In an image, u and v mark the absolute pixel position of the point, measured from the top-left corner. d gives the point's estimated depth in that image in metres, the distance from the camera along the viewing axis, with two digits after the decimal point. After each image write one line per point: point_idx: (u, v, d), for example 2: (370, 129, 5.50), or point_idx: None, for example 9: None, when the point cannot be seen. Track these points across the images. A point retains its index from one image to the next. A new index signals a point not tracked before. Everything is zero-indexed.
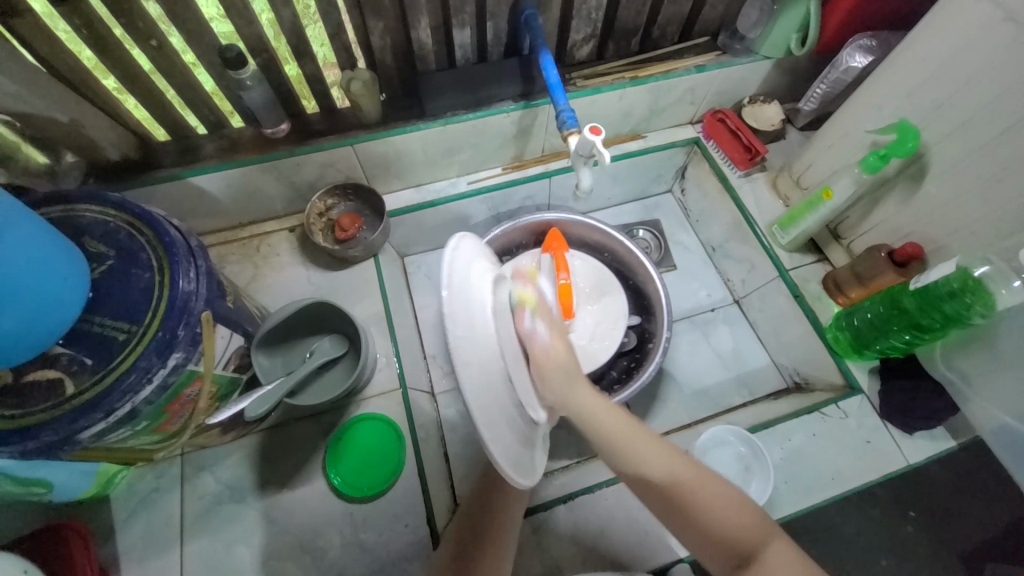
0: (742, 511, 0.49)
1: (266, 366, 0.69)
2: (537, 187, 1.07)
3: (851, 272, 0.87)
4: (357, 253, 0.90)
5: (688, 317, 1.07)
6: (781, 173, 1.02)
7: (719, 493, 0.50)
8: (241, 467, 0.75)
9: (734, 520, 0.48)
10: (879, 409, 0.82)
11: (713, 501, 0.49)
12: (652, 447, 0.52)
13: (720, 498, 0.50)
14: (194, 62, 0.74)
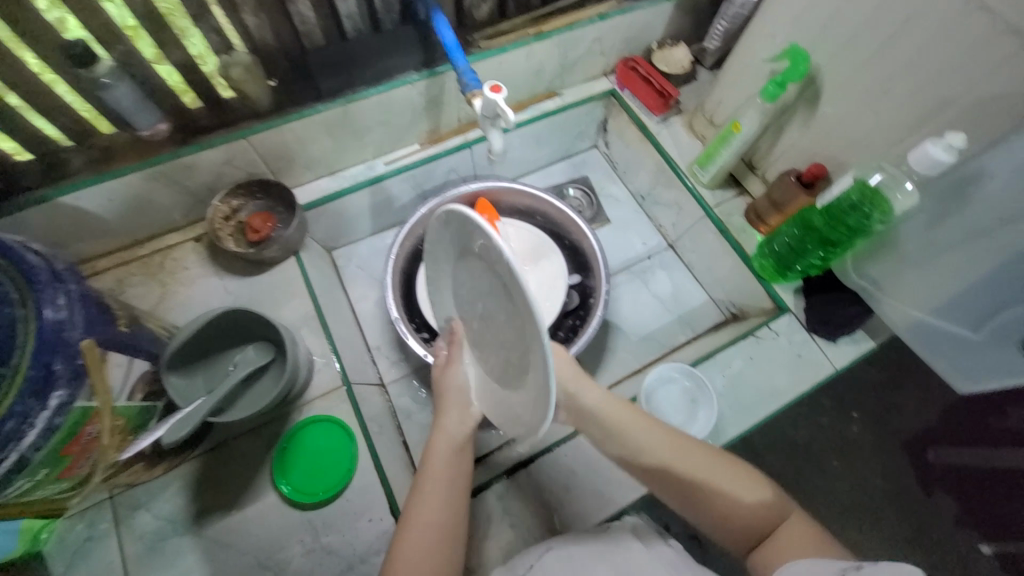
0: (753, 493, 0.58)
1: (183, 386, 0.65)
2: (460, 159, 1.03)
3: (767, 201, 0.90)
4: (274, 253, 0.84)
5: (627, 268, 1.09)
6: (696, 114, 1.03)
7: (732, 477, 0.58)
8: (182, 497, 0.70)
9: (745, 495, 0.57)
10: (806, 323, 0.86)
11: (733, 491, 0.57)
12: (662, 436, 0.61)
13: (732, 480, 0.58)
14: (50, 75, 0.65)
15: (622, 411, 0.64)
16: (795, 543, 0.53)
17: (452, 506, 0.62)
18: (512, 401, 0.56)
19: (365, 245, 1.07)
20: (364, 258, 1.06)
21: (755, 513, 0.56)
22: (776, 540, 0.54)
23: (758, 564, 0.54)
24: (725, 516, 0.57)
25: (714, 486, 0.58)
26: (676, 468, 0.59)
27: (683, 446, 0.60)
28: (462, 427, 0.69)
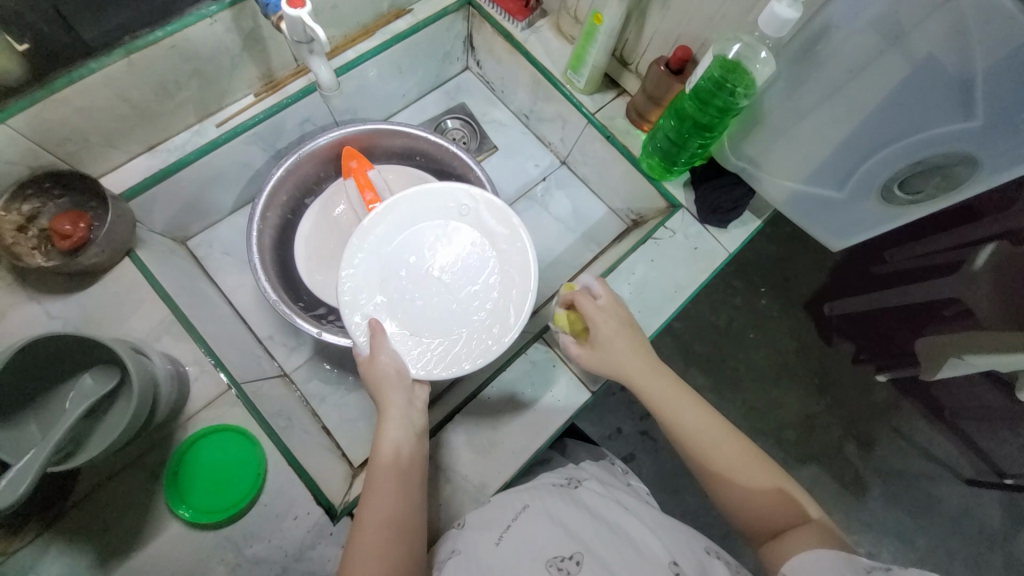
0: (778, 494, 0.58)
1: (2, 440, 0.54)
2: (312, 107, 0.88)
3: (644, 97, 0.87)
4: (98, 258, 0.69)
5: (525, 195, 1.04)
6: (561, 13, 0.95)
7: (756, 474, 0.59)
8: (66, 553, 0.61)
9: (767, 495, 0.58)
10: (697, 215, 0.88)
11: (758, 483, 0.59)
12: (705, 426, 0.63)
13: (755, 475, 0.59)
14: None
15: (670, 389, 0.66)
16: (813, 534, 0.53)
17: (408, 506, 0.59)
18: (509, 317, 0.67)
19: (227, 226, 0.93)
20: (230, 241, 0.92)
21: (776, 504, 0.57)
22: (789, 534, 0.54)
23: (768, 553, 0.54)
24: (745, 501, 0.58)
25: (739, 473, 0.59)
26: (709, 456, 0.61)
27: (723, 435, 0.62)
28: (411, 421, 0.65)
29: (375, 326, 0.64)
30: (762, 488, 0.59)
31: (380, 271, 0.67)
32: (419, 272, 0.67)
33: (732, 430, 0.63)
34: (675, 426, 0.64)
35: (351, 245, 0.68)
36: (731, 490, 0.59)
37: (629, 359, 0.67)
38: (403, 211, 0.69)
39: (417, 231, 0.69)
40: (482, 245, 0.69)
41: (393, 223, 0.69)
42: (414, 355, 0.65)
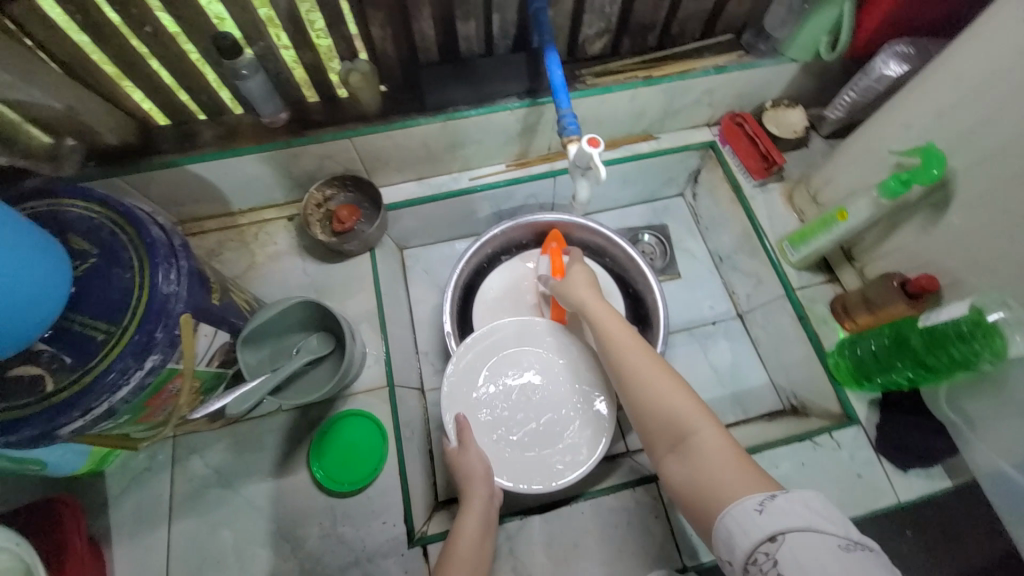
0: (692, 405, 0.58)
1: (253, 363, 0.70)
2: (541, 187, 1.03)
3: (860, 298, 0.84)
4: (353, 247, 0.90)
5: (688, 329, 1.04)
6: (799, 186, 0.98)
7: (670, 387, 0.60)
8: (228, 452, 0.77)
9: (677, 404, 0.58)
10: (874, 443, 0.79)
11: (672, 396, 0.59)
12: (632, 348, 0.66)
13: (667, 389, 0.60)
14: (176, 30, 0.70)
15: (609, 323, 0.70)
16: (719, 459, 0.53)
17: (480, 561, 0.66)
18: (582, 451, 0.78)
19: (434, 249, 1.10)
20: (431, 262, 1.09)
21: (684, 413, 0.58)
22: (690, 449, 0.55)
23: (678, 474, 0.55)
24: (662, 428, 0.58)
25: (660, 397, 0.60)
26: (629, 371, 0.64)
27: (647, 362, 0.63)
28: (489, 516, 0.70)
29: (463, 425, 0.77)
30: (680, 410, 0.58)
31: (486, 371, 0.83)
32: (516, 383, 0.82)
33: (656, 357, 0.64)
34: (615, 364, 0.66)
35: (475, 349, 0.83)
36: (652, 416, 0.60)
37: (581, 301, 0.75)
38: (513, 332, 0.85)
39: (530, 354, 0.84)
40: (570, 378, 0.82)
41: (507, 339, 0.85)
42: (495, 449, 0.78)
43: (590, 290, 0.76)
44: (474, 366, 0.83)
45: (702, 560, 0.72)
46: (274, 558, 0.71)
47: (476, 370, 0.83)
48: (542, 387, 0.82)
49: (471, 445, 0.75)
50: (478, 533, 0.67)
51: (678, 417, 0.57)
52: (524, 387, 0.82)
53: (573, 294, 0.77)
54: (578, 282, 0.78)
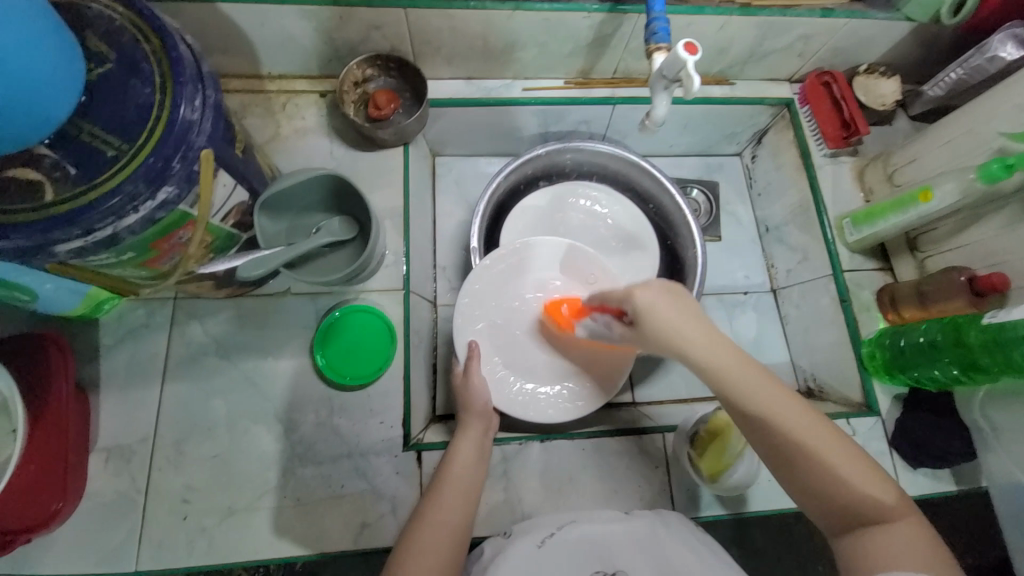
0: (869, 483, 0.48)
1: (268, 230, 0.66)
2: (597, 113, 0.94)
3: (913, 290, 0.79)
4: (387, 136, 0.81)
5: (718, 294, 1.00)
6: (873, 162, 0.90)
7: (845, 466, 0.48)
8: (230, 324, 0.74)
9: (858, 490, 0.48)
10: (890, 436, 0.77)
11: (847, 478, 0.48)
12: (791, 419, 0.49)
13: (844, 470, 0.48)
14: None
15: (752, 372, 0.49)
16: (913, 547, 0.46)
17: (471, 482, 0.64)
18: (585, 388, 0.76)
19: (468, 162, 1.02)
20: (463, 174, 1.02)
21: (863, 499, 0.48)
22: (874, 536, 0.47)
23: (850, 553, 0.48)
24: (838, 506, 0.48)
25: (842, 474, 0.48)
26: (793, 453, 0.49)
27: (815, 434, 0.48)
28: (484, 445, 0.68)
29: (475, 348, 0.74)
30: (865, 489, 0.48)
31: (502, 294, 0.79)
32: (531, 312, 0.79)
33: (821, 415, 0.50)
34: (762, 426, 0.49)
35: (495, 267, 0.79)
36: (824, 495, 0.49)
37: (691, 340, 0.49)
38: (538, 257, 0.80)
39: (551, 279, 0.80)
40: None
41: (530, 264, 0.80)
42: (499, 373, 0.75)
43: (707, 320, 0.51)
44: (491, 286, 0.78)
45: (694, 515, 0.72)
46: (266, 436, 0.70)
47: (492, 290, 0.78)
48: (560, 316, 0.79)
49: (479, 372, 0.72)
50: (474, 457, 0.65)
51: (864, 500, 0.48)
52: (539, 316, 0.79)
53: (668, 329, 0.50)
54: (677, 311, 0.51)
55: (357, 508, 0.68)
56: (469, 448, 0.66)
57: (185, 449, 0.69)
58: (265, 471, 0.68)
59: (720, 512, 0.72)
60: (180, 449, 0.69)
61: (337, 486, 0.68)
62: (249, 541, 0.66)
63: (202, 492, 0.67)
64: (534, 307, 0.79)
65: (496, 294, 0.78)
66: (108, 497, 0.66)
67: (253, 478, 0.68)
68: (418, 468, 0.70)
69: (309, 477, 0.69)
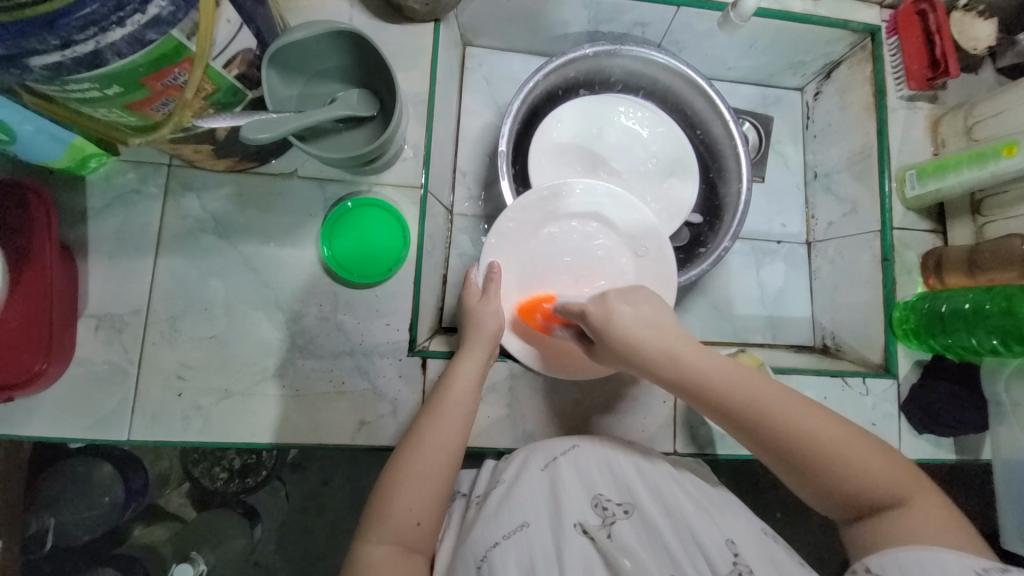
0: (873, 458, 0.49)
1: (277, 93, 0.58)
2: (657, 15, 0.82)
3: (965, 255, 0.73)
4: (416, 5, 0.69)
5: (750, 240, 0.94)
6: (953, 112, 0.81)
7: (843, 450, 0.49)
8: (230, 202, 0.67)
9: (865, 469, 0.49)
10: (903, 400, 0.75)
11: (851, 460, 0.49)
12: (778, 411, 0.51)
13: (845, 456, 0.49)
14: None
15: (722, 368, 0.52)
16: (930, 520, 0.47)
17: (466, 412, 0.61)
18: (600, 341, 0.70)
19: (502, 59, 0.91)
20: (494, 72, 0.91)
21: (873, 481, 0.48)
22: (890, 516, 0.48)
23: (864, 537, 0.49)
24: (852, 496, 0.49)
25: (847, 463, 0.49)
26: (794, 453, 0.50)
27: (806, 422, 0.50)
28: (485, 369, 0.65)
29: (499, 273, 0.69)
30: (871, 467, 0.49)
31: (535, 223, 0.72)
32: (559, 248, 0.72)
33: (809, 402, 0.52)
34: (755, 429, 0.51)
35: (541, 187, 0.73)
36: (836, 486, 0.49)
37: (665, 351, 0.53)
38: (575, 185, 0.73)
39: (590, 201, 0.73)
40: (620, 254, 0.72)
41: (563, 188, 0.73)
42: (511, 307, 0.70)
43: (673, 323, 0.55)
44: (523, 209, 0.72)
45: (702, 452, 0.71)
46: (266, 323, 0.66)
47: (526, 213, 0.72)
48: (596, 243, 0.73)
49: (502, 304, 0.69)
50: (478, 374, 0.63)
51: (877, 483, 0.48)
52: (567, 252, 0.72)
53: (646, 339, 0.54)
54: (646, 318, 0.55)
55: (356, 406, 0.66)
56: (469, 372, 0.63)
57: (180, 326, 0.65)
58: (265, 359, 0.66)
59: (733, 450, 0.71)
60: (175, 325, 0.65)
61: (338, 383, 0.66)
62: (247, 424, 0.64)
63: (199, 372, 0.65)
64: (562, 242, 0.72)
65: (527, 219, 0.72)
66: (100, 366, 0.64)
67: (252, 364, 0.65)
68: (422, 373, 0.67)
69: (308, 370, 0.66)
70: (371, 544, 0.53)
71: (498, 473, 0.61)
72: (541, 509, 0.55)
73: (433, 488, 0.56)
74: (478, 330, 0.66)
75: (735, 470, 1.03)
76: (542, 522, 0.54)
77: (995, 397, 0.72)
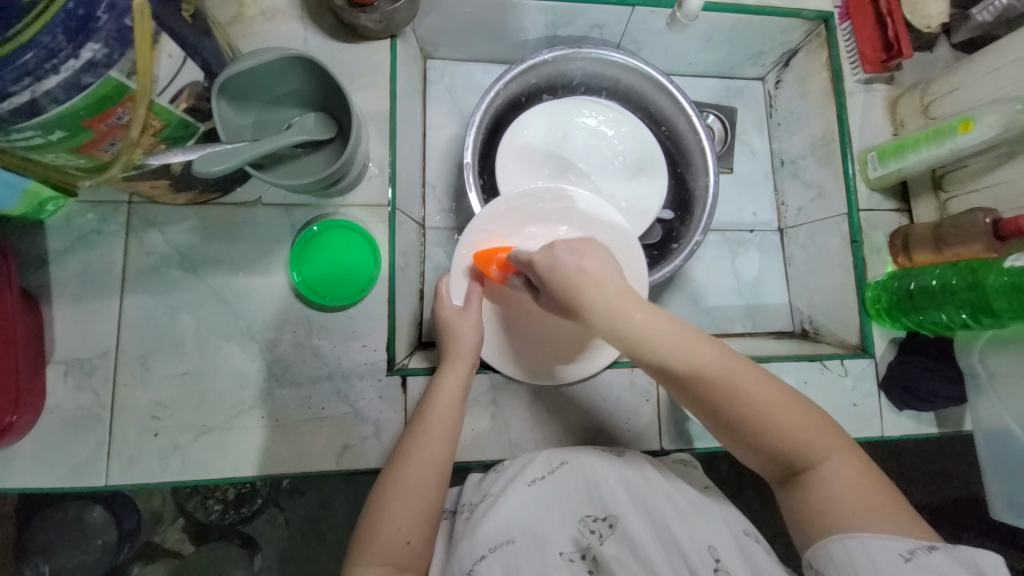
0: (798, 417, 0.50)
1: (233, 124, 0.57)
2: (613, 16, 0.82)
3: (930, 232, 0.75)
4: (370, 23, 0.68)
5: (723, 231, 0.95)
6: (909, 92, 0.83)
7: (767, 403, 0.49)
8: (194, 234, 0.66)
9: (795, 431, 0.49)
10: (881, 379, 0.76)
11: (778, 416, 0.49)
12: (710, 361, 0.49)
13: (772, 412, 0.49)
14: None
15: (660, 323, 0.49)
16: (850, 488, 0.47)
17: (445, 443, 0.59)
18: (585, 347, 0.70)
19: (464, 69, 0.91)
20: (457, 83, 0.90)
21: (802, 441, 0.49)
22: (807, 478, 0.49)
23: (791, 498, 0.50)
24: (776, 454, 0.50)
25: (773, 418, 0.49)
26: (722, 401, 0.49)
27: (734, 372, 0.50)
28: (469, 383, 0.65)
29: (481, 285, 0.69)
30: (794, 430, 0.49)
31: (504, 232, 0.72)
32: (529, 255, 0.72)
33: (741, 357, 0.51)
34: (687, 385, 0.50)
35: (511, 193, 0.72)
36: (761, 439, 0.50)
37: (601, 301, 0.48)
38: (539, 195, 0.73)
39: (557, 204, 0.73)
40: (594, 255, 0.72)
41: (528, 195, 0.73)
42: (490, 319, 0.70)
43: (616, 273, 0.50)
44: (488, 219, 0.71)
45: (687, 448, 0.71)
46: (240, 355, 0.65)
47: (493, 223, 0.72)
48: None
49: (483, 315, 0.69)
50: (460, 390, 0.62)
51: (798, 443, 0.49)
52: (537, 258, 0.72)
53: (577, 293, 0.49)
54: (582, 267, 0.49)
55: (338, 431, 0.65)
56: (447, 396, 0.62)
57: (152, 364, 0.64)
58: (241, 391, 0.65)
59: (717, 443, 0.72)
60: (146, 364, 0.64)
61: (318, 408, 0.65)
62: (226, 458, 0.63)
63: (174, 410, 0.64)
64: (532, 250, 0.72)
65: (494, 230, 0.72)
66: (72, 412, 0.63)
67: (228, 397, 0.64)
68: (403, 392, 0.66)
69: (287, 398, 0.65)
70: (360, 568, 0.52)
71: (485, 487, 0.61)
72: (525, 526, 0.55)
73: (419, 508, 0.55)
74: (453, 348, 0.66)
75: (729, 458, 1.04)
76: (529, 536, 0.54)
77: (971, 369, 0.73)
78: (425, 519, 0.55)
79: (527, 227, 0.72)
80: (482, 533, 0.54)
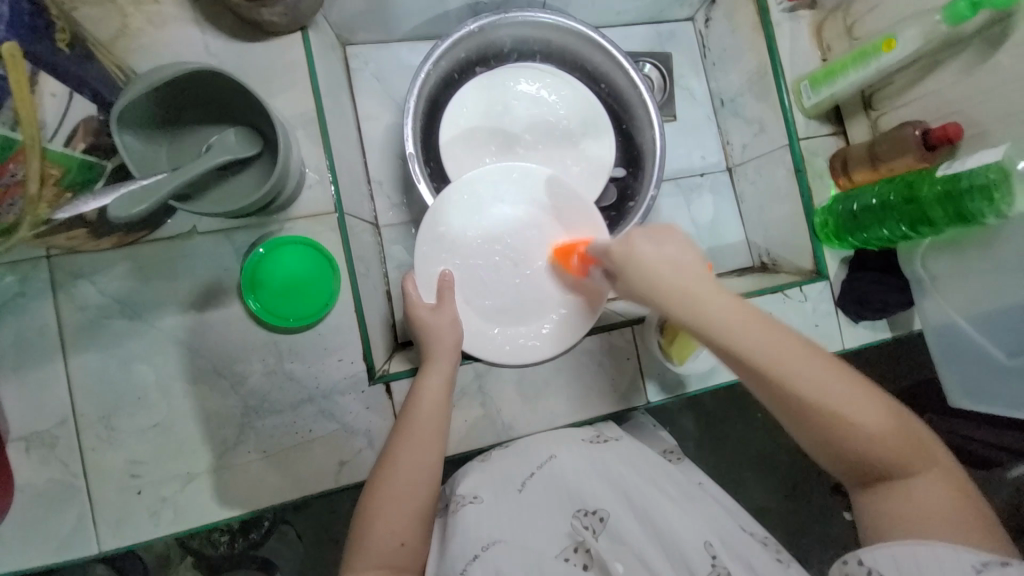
0: (893, 422, 0.46)
1: (145, 156, 0.52)
2: None
3: (865, 151, 0.78)
4: (275, 18, 0.63)
5: (675, 179, 0.96)
6: (832, 15, 0.84)
7: (854, 405, 0.45)
8: (131, 279, 0.62)
9: (887, 436, 0.45)
10: (837, 296, 0.81)
11: (871, 418, 0.45)
12: (804, 362, 0.45)
13: (860, 416, 0.45)
14: None
15: (740, 319, 0.45)
16: (938, 505, 0.45)
17: (434, 442, 0.59)
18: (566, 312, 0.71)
19: (388, 52, 0.86)
20: (383, 68, 0.85)
21: (895, 447, 0.46)
22: (894, 488, 0.46)
23: (870, 509, 0.47)
24: (862, 463, 0.46)
25: (864, 424, 0.45)
26: (810, 402, 0.45)
27: (824, 375, 0.45)
28: (452, 379, 0.64)
29: (446, 277, 0.68)
30: (886, 436, 0.46)
31: (460, 221, 0.71)
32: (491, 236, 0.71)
33: (832, 358, 0.46)
34: (770, 386, 0.45)
35: (464, 177, 0.71)
36: (844, 448, 0.46)
37: (684, 297, 0.46)
38: (489, 176, 0.72)
39: (507, 183, 0.72)
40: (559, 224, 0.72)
41: (476, 178, 0.72)
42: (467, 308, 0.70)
43: (697, 261, 0.48)
44: (441, 210, 0.70)
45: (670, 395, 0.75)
46: (211, 395, 0.63)
47: (447, 212, 0.71)
48: (528, 226, 0.72)
49: (454, 308, 0.68)
50: (444, 387, 0.62)
51: (881, 443, 0.45)
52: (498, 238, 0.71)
53: (651, 279, 0.47)
54: (659, 256, 0.48)
55: (331, 450, 0.64)
56: (431, 399, 0.61)
57: (118, 423, 0.61)
58: (221, 431, 0.62)
59: (699, 386, 0.75)
60: (111, 423, 0.60)
61: (305, 432, 0.64)
62: (220, 500, 0.62)
63: (153, 464, 0.61)
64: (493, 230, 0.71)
65: (450, 219, 0.71)
66: (40, 488, 0.59)
67: (208, 440, 0.62)
68: (388, 399, 0.66)
69: (270, 429, 0.63)
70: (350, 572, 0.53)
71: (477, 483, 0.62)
72: (513, 528, 0.57)
73: (416, 507, 0.57)
74: (429, 347, 0.65)
75: (712, 394, 1.09)
76: (518, 536, 0.57)
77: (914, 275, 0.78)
78: (415, 521, 0.56)
79: (482, 211, 0.71)
80: (472, 533, 0.56)
